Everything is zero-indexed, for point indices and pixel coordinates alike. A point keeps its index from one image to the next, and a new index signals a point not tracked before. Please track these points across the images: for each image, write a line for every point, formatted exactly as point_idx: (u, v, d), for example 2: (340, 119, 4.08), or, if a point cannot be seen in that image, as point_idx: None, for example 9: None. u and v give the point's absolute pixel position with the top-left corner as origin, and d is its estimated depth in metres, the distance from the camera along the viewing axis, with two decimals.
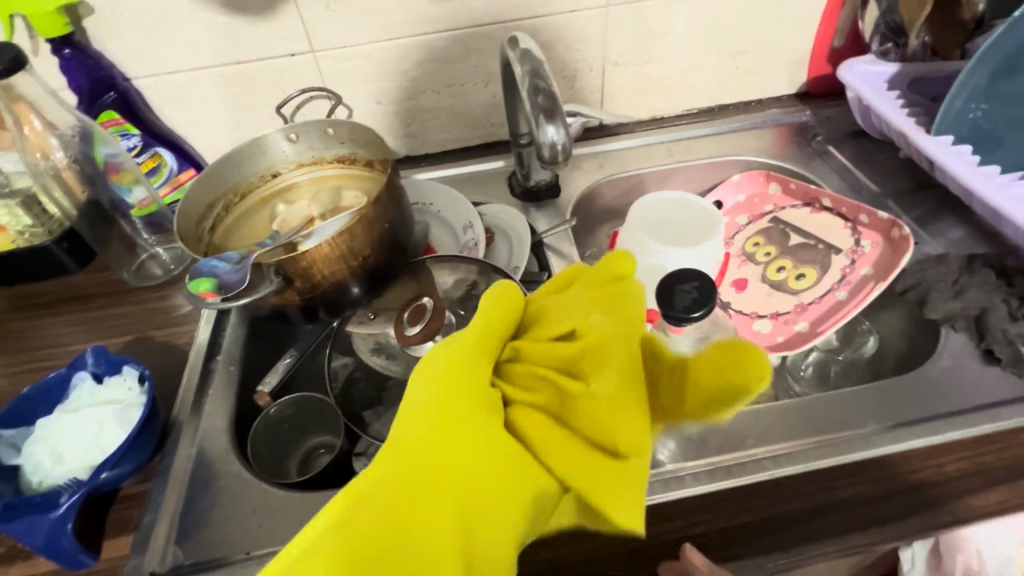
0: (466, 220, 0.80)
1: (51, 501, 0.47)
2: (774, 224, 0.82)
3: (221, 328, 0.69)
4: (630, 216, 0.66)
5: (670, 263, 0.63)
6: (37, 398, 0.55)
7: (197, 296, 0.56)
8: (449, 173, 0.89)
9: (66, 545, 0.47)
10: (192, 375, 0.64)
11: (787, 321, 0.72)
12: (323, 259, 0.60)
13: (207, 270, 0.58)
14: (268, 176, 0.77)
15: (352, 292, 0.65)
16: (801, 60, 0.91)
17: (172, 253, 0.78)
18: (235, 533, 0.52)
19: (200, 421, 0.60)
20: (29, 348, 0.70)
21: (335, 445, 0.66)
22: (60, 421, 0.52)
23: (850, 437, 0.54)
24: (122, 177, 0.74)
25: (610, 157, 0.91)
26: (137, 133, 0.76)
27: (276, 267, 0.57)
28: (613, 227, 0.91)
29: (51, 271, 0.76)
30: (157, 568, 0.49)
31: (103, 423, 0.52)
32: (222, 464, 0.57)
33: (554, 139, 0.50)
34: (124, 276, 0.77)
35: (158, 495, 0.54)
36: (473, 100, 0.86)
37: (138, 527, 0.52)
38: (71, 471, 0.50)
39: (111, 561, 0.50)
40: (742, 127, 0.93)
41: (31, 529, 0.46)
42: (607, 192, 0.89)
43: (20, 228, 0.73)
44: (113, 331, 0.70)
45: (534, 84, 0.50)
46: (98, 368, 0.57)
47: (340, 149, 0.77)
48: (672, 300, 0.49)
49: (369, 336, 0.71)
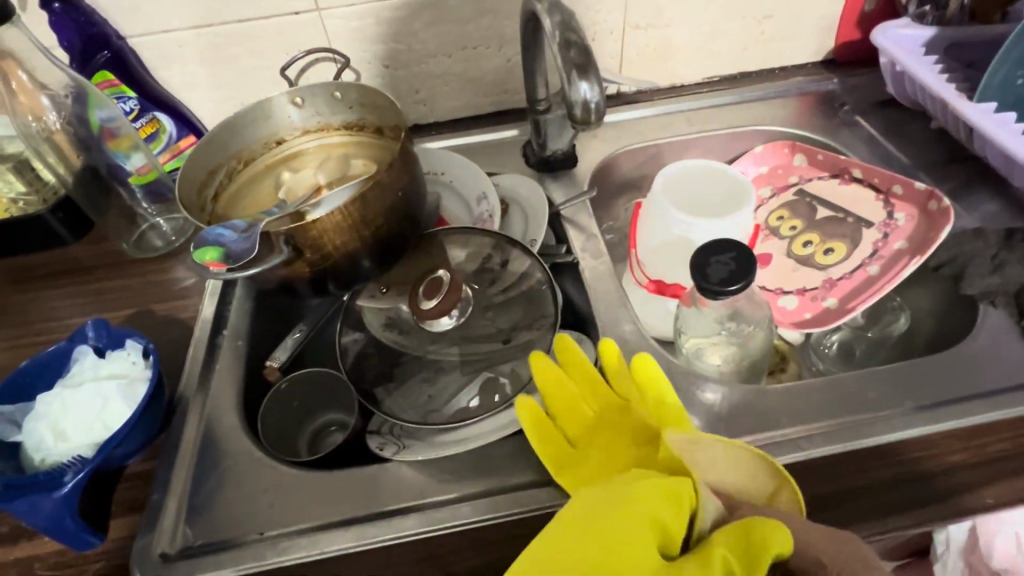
0: (479, 191, 0.76)
1: (55, 479, 0.45)
2: (799, 198, 0.79)
3: (226, 302, 0.66)
4: (655, 185, 0.62)
5: (698, 235, 0.60)
6: (36, 372, 0.53)
7: (203, 266, 0.53)
8: (461, 142, 0.85)
9: (71, 524, 0.45)
10: (198, 350, 0.61)
11: (815, 298, 0.70)
12: (334, 229, 0.57)
13: (213, 238, 0.54)
14: (273, 143, 0.73)
15: (364, 265, 0.62)
16: (829, 25, 0.87)
17: (172, 224, 0.75)
18: (247, 513, 0.50)
19: (207, 397, 0.58)
20: (27, 322, 0.67)
21: (348, 423, 0.64)
22: (61, 396, 0.50)
23: (886, 416, 0.52)
24: (119, 143, 0.70)
25: (629, 126, 0.87)
26: (133, 95, 0.72)
27: (285, 238, 0.55)
28: (630, 200, 0.88)
29: (46, 241, 0.73)
30: (167, 548, 0.47)
31: (107, 398, 0.50)
32: (231, 441, 0.54)
33: (587, 96, 0.47)
34: (123, 247, 0.74)
35: (166, 473, 0.52)
36: (485, 65, 0.82)
37: (145, 507, 0.50)
38: (74, 447, 0.48)
39: (119, 541, 0.48)
40: (766, 96, 0.89)
41: (35, 508, 0.44)
42: (625, 163, 0.85)
43: (13, 195, 0.70)
44: (113, 305, 0.68)
45: (565, 37, 0.47)
46: (100, 342, 0.54)
47: (348, 114, 0.73)
48: (707, 272, 0.46)
49: (380, 311, 0.69)
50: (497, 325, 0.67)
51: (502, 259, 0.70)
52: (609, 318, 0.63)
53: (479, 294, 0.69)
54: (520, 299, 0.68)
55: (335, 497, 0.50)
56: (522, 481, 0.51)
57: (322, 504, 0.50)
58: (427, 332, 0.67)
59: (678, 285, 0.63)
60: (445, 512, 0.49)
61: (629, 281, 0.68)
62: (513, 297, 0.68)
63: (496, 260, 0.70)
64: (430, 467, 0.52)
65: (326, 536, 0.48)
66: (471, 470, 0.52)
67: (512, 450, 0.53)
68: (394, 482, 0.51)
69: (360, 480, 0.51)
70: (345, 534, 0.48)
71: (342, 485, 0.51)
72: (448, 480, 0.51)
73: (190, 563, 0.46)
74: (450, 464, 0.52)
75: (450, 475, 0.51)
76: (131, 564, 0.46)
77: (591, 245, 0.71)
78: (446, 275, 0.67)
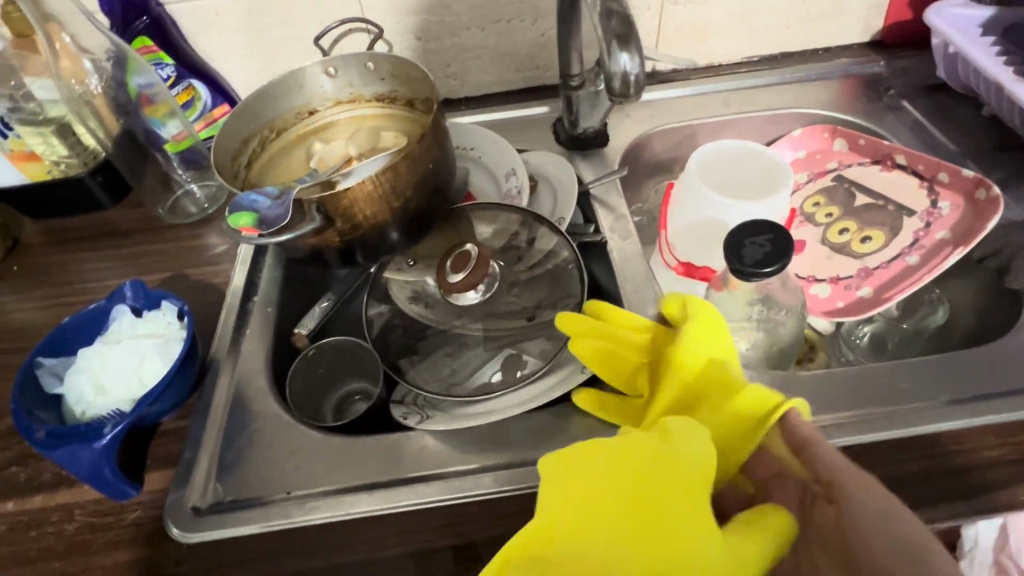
0: (508, 167, 0.76)
1: (95, 431, 0.47)
2: (838, 183, 0.77)
3: (257, 269, 0.67)
4: (689, 165, 0.61)
5: (731, 218, 0.58)
6: (78, 329, 0.55)
7: (237, 231, 0.54)
8: (490, 118, 0.84)
9: (109, 475, 0.47)
10: (229, 315, 0.63)
11: (848, 286, 0.68)
12: (365, 198, 0.57)
13: (247, 204, 0.55)
14: (305, 113, 0.73)
15: (392, 236, 0.63)
16: (879, 4, 0.83)
17: (206, 192, 0.76)
18: (274, 473, 0.51)
19: (238, 361, 0.59)
20: (67, 282, 0.69)
21: (371, 393, 0.65)
22: (101, 352, 0.51)
23: (918, 408, 0.51)
24: (156, 110, 0.72)
25: (663, 106, 0.85)
26: (171, 63, 0.73)
27: (317, 206, 0.55)
28: (660, 181, 0.86)
29: (86, 204, 0.75)
30: (198, 503, 0.49)
31: (145, 356, 0.51)
32: (260, 404, 0.56)
33: (626, 67, 0.46)
34: (158, 212, 0.75)
35: (198, 432, 0.53)
36: (518, 39, 0.80)
37: (179, 462, 0.51)
38: (114, 402, 0.50)
39: (153, 493, 0.50)
40: (808, 77, 0.86)
41: (76, 456, 0.46)
42: (658, 144, 0.83)
43: (55, 158, 0.71)
44: (149, 268, 0.69)
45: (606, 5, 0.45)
46: (137, 302, 0.56)
47: (380, 86, 0.73)
48: (742, 252, 0.45)
49: (406, 285, 0.69)
50: (522, 303, 0.67)
51: (529, 237, 0.70)
52: (636, 299, 0.62)
53: (505, 271, 0.69)
54: (545, 278, 0.67)
55: (359, 461, 0.51)
56: (544, 456, 0.51)
57: (347, 468, 0.51)
58: (452, 306, 0.67)
59: (708, 268, 0.62)
60: (466, 482, 0.49)
61: (657, 263, 0.67)
62: (539, 275, 0.68)
63: (522, 238, 0.70)
64: (452, 438, 0.53)
65: (351, 499, 0.49)
66: (492, 442, 0.52)
67: (534, 426, 0.53)
68: (417, 450, 0.52)
69: (385, 447, 0.52)
70: (368, 498, 0.49)
71: (367, 451, 0.52)
72: (470, 451, 0.51)
73: (220, 517, 0.48)
74: (473, 435, 0.53)
75: (472, 447, 0.52)
76: (165, 516, 0.48)
77: (620, 225, 0.70)
78: (474, 249, 0.67)
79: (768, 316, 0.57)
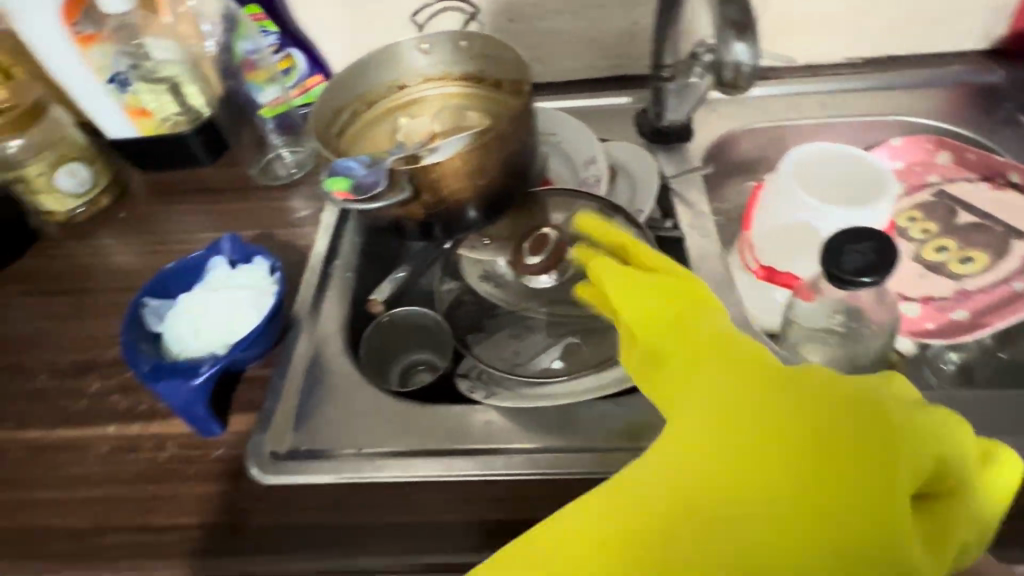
0: (589, 155, 0.75)
1: (192, 368, 0.50)
2: (937, 198, 0.72)
3: (339, 236, 0.70)
4: (782, 167, 0.59)
5: (825, 225, 0.56)
6: (180, 275, 0.59)
7: (332, 194, 0.57)
8: (573, 105, 0.84)
9: (201, 411, 0.51)
10: (312, 276, 0.66)
11: (941, 308, 0.65)
12: (453, 173, 0.58)
13: (343, 169, 0.57)
14: (395, 87, 0.75)
15: (473, 213, 0.64)
16: (1005, 9, 0.77)
17: (295, 157, 0.80)
18: (347, 429, 0.53)
19: (318, 320, 0.62)
20: (167, 232, 0.74)
21: (433, 365, 0.66)
22: (201, 298, 0.55)
23: (1015, 442, 0.48)
24: (257, 76, 0.76)
25: (753, 104, 0.82)
26: (275, 31, 0.77)
27: (408, 177, 0.57)
28: (741, 182, 0.83)
29: (187, 160, 0.80)
30: (277, 449, 0.52)
31: (240, 305, 0.55)
32: (337, 363, 0.58)
33: (741, 59, 0.45)
34: (250, 173, 0.79)
35: (280, 382, 0.56)
36: (610, 26, 0.79)
37: (261, 408, 0.55)
38: (206, 346, 0.53)
39: (237, 434, 0.53)
40: (915, 83, 0.81)
41: (175, 390, 0.49)
42: (743, 143, 0.81)
43: (167, 115, 0.75)
44: (241, 225, 0.74)
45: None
46: (233, 255, 0.59)
47: (470, 65, 0.73)
48: (842, 259, 0.44)
49: (478, 263, 0.70)
50: None
51: (604, 226, 0.68)
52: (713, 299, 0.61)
53: None
54: None
55: (426, 427, 0.53)
56: (608, 445, 0.51)
57: (416, 433, 0.52)
58: (523, 288, 0.68)
59: (792, 275, 0.60)
60: (530, 460, 0.50)
61: (735, 264, 0.65)
62: None
63: None
64: (518, 416, 0.53)
65: (418, 462, 0.50)
66: (555, 424, 0.53)
67: (600, 413, 0.53)
68: (483, 424, 0.53)
69: (452, 416, 0.53)
70: (435, 463, 0.50)
71: (435, 419, 0.53)
72: (536, 430, 0.52)
73: (295, 464, 0.51)
74: (537, 416, 0.53)
75: (537, 426, 0.53)
76: (246, 456, 0.51)
77: (700, 222, 0.69)
78: (552, 234, 0.66)
79: (853, 331, 0.54)
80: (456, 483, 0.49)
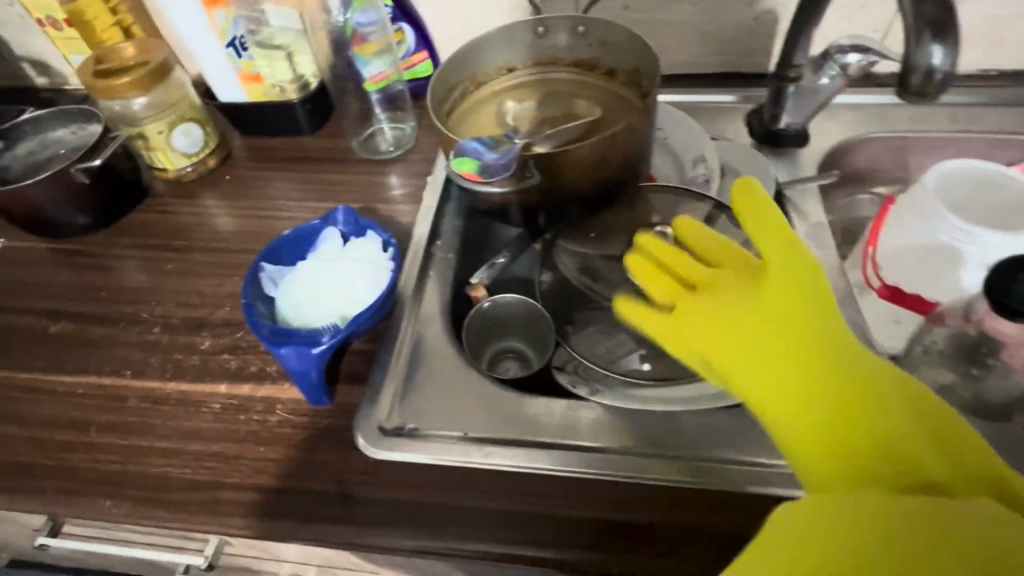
0: (698, 153, 0.73)
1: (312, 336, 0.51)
2: None
3: (441, 216, 0.70)
4: (925, 180, 0.56)
5: (970, 246, 0.53)
6: (294, 243, 0.59)
7: (461, 175, 0.57)
8: (680, 100, 0.81)
9: (315, 379, 0.51)
10: (415, 254, 0.66)
11: None
12: (577, 162, 0.57)
13: (472, 150, 0.58)
14: (506, 69, 0.74)
15: (584, 205, 0.62)
16: None
17: (396, 133, 0.80)
18: (453, 412, 0.53)
19: (421, 299, 0.62)
20: (270, 198, 0.75)
21: (533, 359, 0.65)
22: (319, 268, 0.56)
23: None
24: (364, 49, 0.74)
25: (875, 112, 0.77)
26: (390, 5, 0.76)
27: (533, 163, 0.56)
28: (852, 194, 0.79)
29: (291, 128, 0.81)
30: (385, 424, 0.52)
31: (357, 278, 0.55)
32: (441, 344, 0.58)
33: (935, 63, 0.45)
34: (351, 146, 0.80)
35: (386, 357, 0.57)
36: (731, 20, 0.76)
37: (367, 382, 0.55)
38: (322, 317, 0.54)
39: (344, 405, 0.54)
40: None
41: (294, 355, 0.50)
42: (861, 153, 0.76)
43: (276, 81, 0.76)
44: (342, 198, 0.74)
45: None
46: (346, 228, 0.60)
47: (585, 52, 0.72)
48: (1013, 287, 0.41)
49: (576, 254, 0.68)
50: None
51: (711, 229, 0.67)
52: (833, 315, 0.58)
53: None
54: None
55: (536, 418, 0.52)
56: (723, 457, 0.49)
57: (522, 423, 0.52)
58: (621, 284, 0.65)
59: (920, 298, 0.57)
60: (641, 463, 0.49)
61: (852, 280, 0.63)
62: None
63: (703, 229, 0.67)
64: (626, 416, 0.52)
65: (525, 452, 0.50)
66: (666, 430, 0.51)
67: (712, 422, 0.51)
68: (590, 420, 0.52)
69: (558, 409, 0.52)
70: (543, 456, 0.50)
71: (542, 411, 0.52)
72: (645, 433, 0.51)
73: (402, 441, 0.51)
74: (647, 418, 0.52)
75: (646, 429, 0.51)
76: (354, 429, 0.52)
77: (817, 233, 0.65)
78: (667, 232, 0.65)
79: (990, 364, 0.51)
80: (564, 478, 0.49)
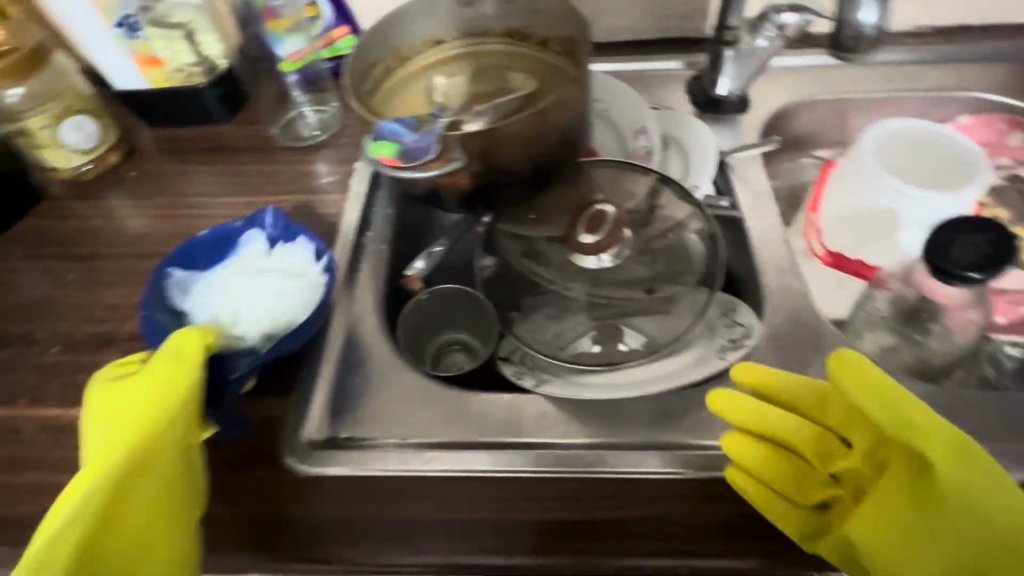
0: (639, 124, 0.69)
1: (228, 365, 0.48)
2: (1009, 184, 0.69)
3: (371, 205, 0.65)
4: (864, 141, 0.55)
5: (907, 208, 0.52)
6: (211, 244, 0.54)
7: (378, 161, 0.52)
8: (620, 69, 0.77)
9: (229, 404, 0.47)
10: (344, 248, 0.61)
11: (1012, 302, 0.61)
12: (508, 141, 0.53)
13: (390, 133, 0.53)
14: (433, 42, 0.69)
15: (521, 185, 0.59)
16: None
17: (319, 117, 0.74)
18: (389, 419, 0.50)
19: (352, 297, 0.58)
20: (182, 195, 0.69)
21: (471, 347, 0.62)
22: (243, 279, 0.52)
23: None
24: (278, 25, 0.70)
25: (816, 74, 0.76)
26: None
27: (460, 143, 0.52)
28: (796, 159, 0.78)
29: (201, 116, 0.74)
30: (318, 438, 0.48)
31: (292, 292, 0.51)
32: (374, 344, 0.54)
33: None
34: (270, 133, 0.73)
35: (316, 363, 0.53)
36: None
37: (295, 392, 0.51)
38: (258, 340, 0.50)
39: (270, 419, 0.50)
40: (991, 56, 0.75)
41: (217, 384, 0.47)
42: (802, 117, 0.75)
43: (180, 64, 0.69)
44: (263, 191, 0.68)
45: None
46: (273, 231, 0.54)
47: (516, 20, 0.67)
48: (953, 252, 0.40)
49: (522, 238, 0.65)
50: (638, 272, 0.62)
51: (654, 204, 0.64)
52: (778, 285, 0.57)
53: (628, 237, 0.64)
54: (664, 250, 0.63)
55: (478, 418, 0.49)
56: (671, 442, 0.48)
57: (464, 425, 0.49)
58: (569, 265, 0.64)
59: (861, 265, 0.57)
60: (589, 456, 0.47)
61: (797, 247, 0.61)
62: (659, 246, 0.63)
63: (647, 204, 0.64)
64: (573, 407, 0.50)
65: (467, 455, 0.47)
66: (615, 417, 0.49)
67: (661, 407, 0.50)
68: (536, 414, 0.49)
69: (501, 406, 0.50)
70: (486, 456, 0.47)
71: (484, 410, 0.49)
72: (592, 424, 0.49)
73: (335, 454, 0.47)
74: (594, 408, 0.50)
75: (593, 418, 0.49)
76: (282, 445, 0.48)
77: (762, 202, 0.64)
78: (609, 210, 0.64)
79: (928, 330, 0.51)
80: (510, 478, 0.46)
